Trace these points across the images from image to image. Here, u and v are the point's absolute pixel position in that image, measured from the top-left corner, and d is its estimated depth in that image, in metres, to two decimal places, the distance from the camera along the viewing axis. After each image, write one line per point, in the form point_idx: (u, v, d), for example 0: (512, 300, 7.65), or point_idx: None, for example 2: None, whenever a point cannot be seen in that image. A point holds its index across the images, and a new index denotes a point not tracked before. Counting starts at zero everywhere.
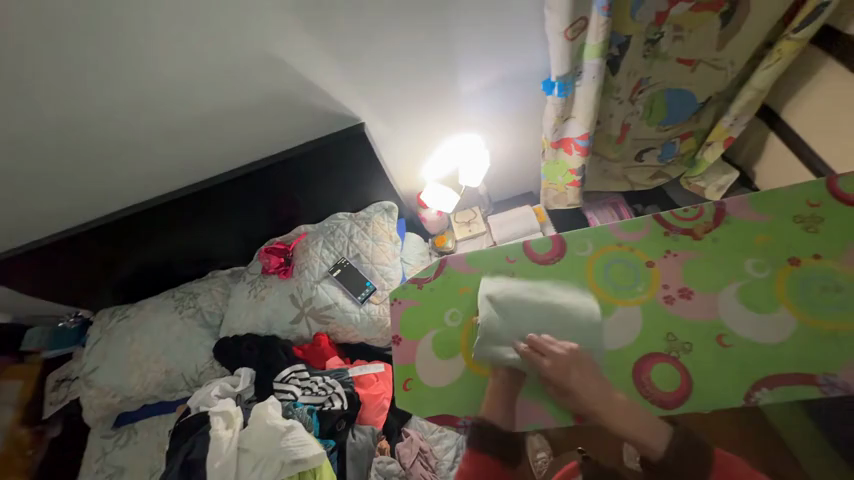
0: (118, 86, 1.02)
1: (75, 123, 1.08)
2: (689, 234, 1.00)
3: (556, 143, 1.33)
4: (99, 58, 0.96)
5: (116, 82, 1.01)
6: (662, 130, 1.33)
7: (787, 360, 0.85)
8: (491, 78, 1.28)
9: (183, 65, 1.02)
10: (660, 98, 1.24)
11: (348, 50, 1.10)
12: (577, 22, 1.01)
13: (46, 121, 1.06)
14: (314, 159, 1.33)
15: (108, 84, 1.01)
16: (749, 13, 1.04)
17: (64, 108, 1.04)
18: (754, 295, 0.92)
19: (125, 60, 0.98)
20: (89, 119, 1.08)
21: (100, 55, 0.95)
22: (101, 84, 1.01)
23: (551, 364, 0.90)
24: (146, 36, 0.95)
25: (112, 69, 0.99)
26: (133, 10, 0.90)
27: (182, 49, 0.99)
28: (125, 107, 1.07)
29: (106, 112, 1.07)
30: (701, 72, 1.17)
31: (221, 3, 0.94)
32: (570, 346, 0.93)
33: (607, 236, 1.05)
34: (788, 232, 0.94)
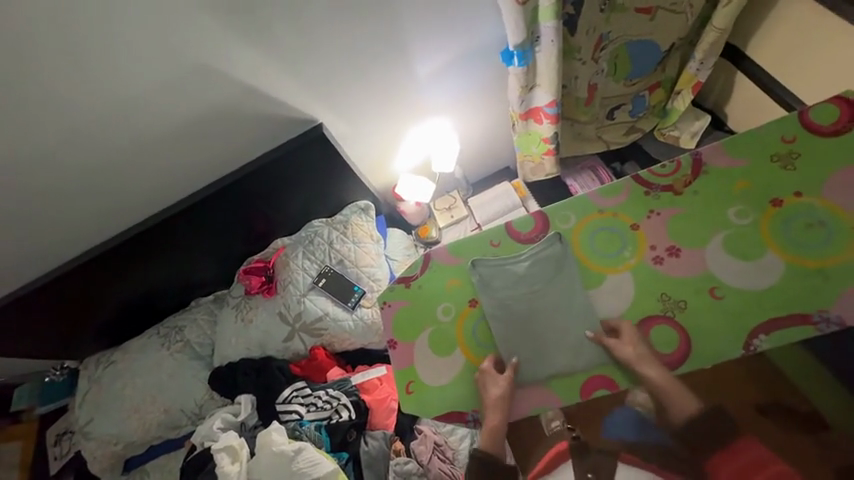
0: (49, 123, 0.93)
1: (8, 172, 0.99)
2: (669, 190, 0.98)
3: (524, 115, 1.27)
4: (15, 100, 0.87)
5: (40, 123, 0.93)
6: (630, 84, 1.28)
7: (780, 303, 0.86)
8: (449, 56, 1.21)
9: (107, 94, 0.92)
10: (624, 52, 1.19)
11: (291, 49, 1.02)
12: None
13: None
14: (277, 169, 1.25)
15: (32, 127, 0.93)
16: None
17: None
18: (741, 242, 0.91)
19: (44, 99, 0.89)
20: (23, 164, 0.98)
21: (15, 97, 0.87)
22: (30, 124, 0.92)
23: (627, 352, 0.90)
24: (68, 65, 0.86)
25: (37, 109, 0.90)
26: (47, 37, 0.81)
27: (103, 76, 0.90)
28: (58, 148, 0.98)
29: (38, 155, 0.98)
30: (661, 19, 1.13)
31: (137, 18, 0.85)
32: (636, 340, 0.91)
33: (587, 204, 1.02)
34: (766, 174, 0.93)
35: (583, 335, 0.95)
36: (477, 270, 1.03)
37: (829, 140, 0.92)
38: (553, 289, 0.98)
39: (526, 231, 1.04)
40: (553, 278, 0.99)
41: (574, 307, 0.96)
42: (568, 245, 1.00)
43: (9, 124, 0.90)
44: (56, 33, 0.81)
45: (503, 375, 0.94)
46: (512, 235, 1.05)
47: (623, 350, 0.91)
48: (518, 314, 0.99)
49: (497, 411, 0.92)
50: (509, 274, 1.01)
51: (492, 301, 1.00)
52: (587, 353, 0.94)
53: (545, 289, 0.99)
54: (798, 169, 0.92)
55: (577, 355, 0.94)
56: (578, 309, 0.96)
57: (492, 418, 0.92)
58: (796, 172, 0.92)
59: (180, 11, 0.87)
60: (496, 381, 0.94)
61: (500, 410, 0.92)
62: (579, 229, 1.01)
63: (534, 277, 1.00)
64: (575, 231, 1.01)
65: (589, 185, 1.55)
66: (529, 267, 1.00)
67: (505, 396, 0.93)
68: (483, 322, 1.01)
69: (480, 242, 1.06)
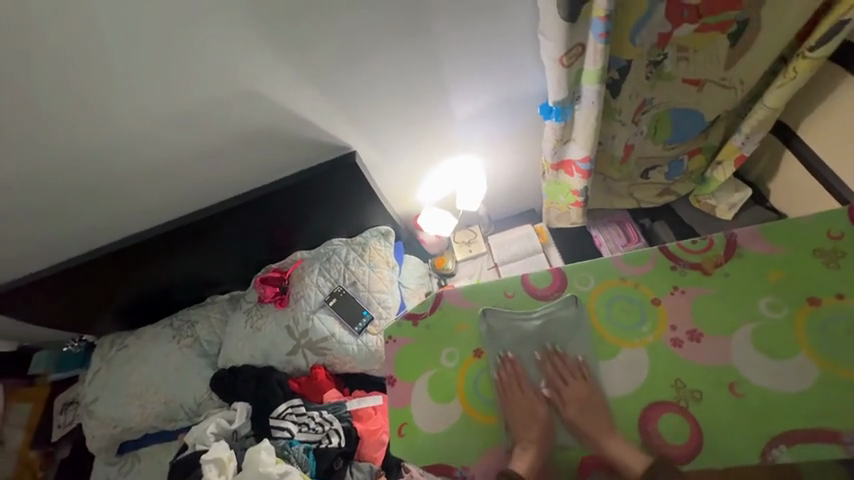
0: (105, 125, 0.99)
1: (63, 165, 1.06)
2: (697, 269, 0.94)
3: (556, 165, 1.27)
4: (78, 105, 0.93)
5: (95, 127, 0.99)
6: (669, 148, 1.25)
7: (806, 412, 0.80)
8: (487, 101, 1.22)
9: (160, 108, 0.98)
10: (666, 117, 1.17)
11: (336, 81, 1.06)
12: (574, 49, 0.94)
13: (35, 162, 1.04)
14: (307, 187, 1.29)
15: (89, 130, 0.99)
16: (757, 35, 0.99)
17: (52, 149, 1.02)
18: (770, 338, 0.86)
19: (103, 107, 0.95)
20: (77, 160, 1.05)
21: (79, 102, 0.93)
22: (88, 125, 0.98)
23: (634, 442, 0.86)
24: (127, 77, 0.91)
25: (96, 115, 0.97)
26: (116, 52, 0.87)
27: (158, 90, 0.95)
28: (108, 149, 1.05)
29: (91, 154, 1.05)
30: (708, 91, 1.10)
31: (197, 43, 0.90)
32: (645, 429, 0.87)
33: (609, 269, 0.99)
34: (805, 268, 0.88)
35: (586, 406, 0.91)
36: (486, 320, 1.02)
37: None
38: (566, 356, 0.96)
39: (543, 287, 1.02)
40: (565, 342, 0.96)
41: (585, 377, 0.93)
42: (585, 309, 0.98)
43: (70, 123, 0.97)
44: (124, 50, 0.87)
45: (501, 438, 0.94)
46: (527, 288, 1.03)
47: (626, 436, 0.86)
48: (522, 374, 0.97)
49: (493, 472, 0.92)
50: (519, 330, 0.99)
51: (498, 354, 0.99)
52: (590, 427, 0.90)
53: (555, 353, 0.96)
54: (842, 268, 0.87)
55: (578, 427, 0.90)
56: (584, 379, 0.93)
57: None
58: (839, 272, 0.87)
59: (238, 40, 0.92)
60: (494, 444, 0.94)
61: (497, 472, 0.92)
62: (597, 294, 0.98)
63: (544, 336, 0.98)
64: (592, 296, 0.98)
65: (614, 239, 1.51)
66: None
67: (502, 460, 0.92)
68: (485, 373, 0.99)
69: (494, 291, 1.04)
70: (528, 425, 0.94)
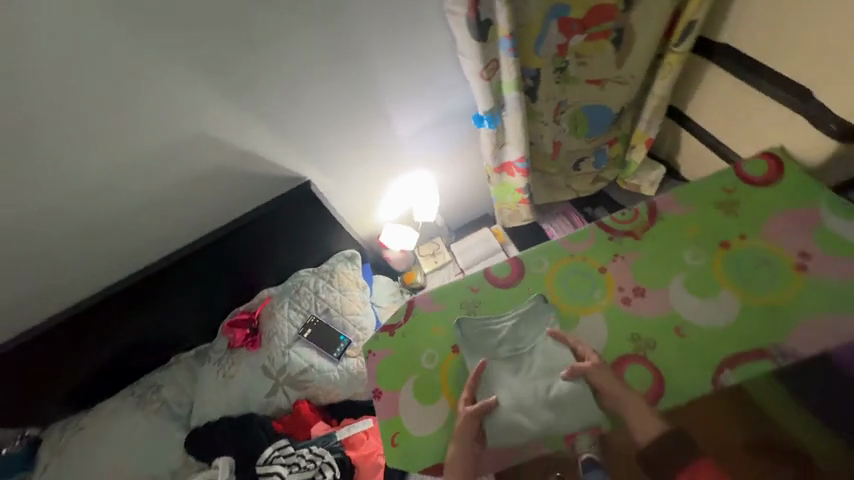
0: (53, 183, 1.00)
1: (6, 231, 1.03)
2: (631, 235, 1.07)
3: (498, 168, 1.40)
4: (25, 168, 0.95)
5: (43, 187, 1.00)
6: (590, 141, 1.42)
7: (738, 338, 0.92)
8: (425, 119, 1.34)
9: (110, 160, 1.01)
10: (581, 114, 1.33)
11: (282, 116, 1.13)
12: (491, 63, 1.07)
13: None
14: (267, 223, 1.31)
15: (36, 192, 1.00)
16: (634, 39, 1.17)
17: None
18: (698, 282, 0.98)
19: (48, 166, 0.97)
20: (21, 223, 1.04)
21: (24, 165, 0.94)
22: (35, 189, 0.99)
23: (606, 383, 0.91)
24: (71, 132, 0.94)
25: (42, 176, 0.98)
26: (63, 110, 0.90)
27: (105, 144, 0.98)
28: (58, 208, 1.05)
29: (39, 216, 1.04)
30: (609, 88, 1.28)
31: (141, 96, 0.95)
32: (601, 373, 0.92)
33: (558, 250, 1.10)
34: (711, 218, 1.04)
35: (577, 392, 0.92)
36: (461, 329, 1.03)
37: (761, 189, 1.04)
38: (542, 357, 0.98)
39: (503, 276, 1.10)
40: (537, 338, 1.00)
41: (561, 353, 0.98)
42: (544, 288, 1.06)
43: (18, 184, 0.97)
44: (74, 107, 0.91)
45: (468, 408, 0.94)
46: (490, 281, 1.10)
47: (597, 375, 0.92)
48: (500, 378, 0.97)
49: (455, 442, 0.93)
50: (493, 334, 1.03)
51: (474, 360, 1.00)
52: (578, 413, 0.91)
53: (535, 359, 0.98)
54: (737, 214, 1.03)
55: (568, 415, 0.91)
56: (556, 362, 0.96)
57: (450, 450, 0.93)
58: (737, 217, 1.03)
59: (181, 88, 0.97)
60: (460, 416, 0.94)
61: (460, 442, 0.92)
62: (553, 273, 1.07)
63: (521, 337, 1.02)
64: (549, 276, 1.07)
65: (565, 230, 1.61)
66: (513, 327, 1.02)
67: (468, 431, 0.92)
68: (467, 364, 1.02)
69: (460, 287, 1.11)
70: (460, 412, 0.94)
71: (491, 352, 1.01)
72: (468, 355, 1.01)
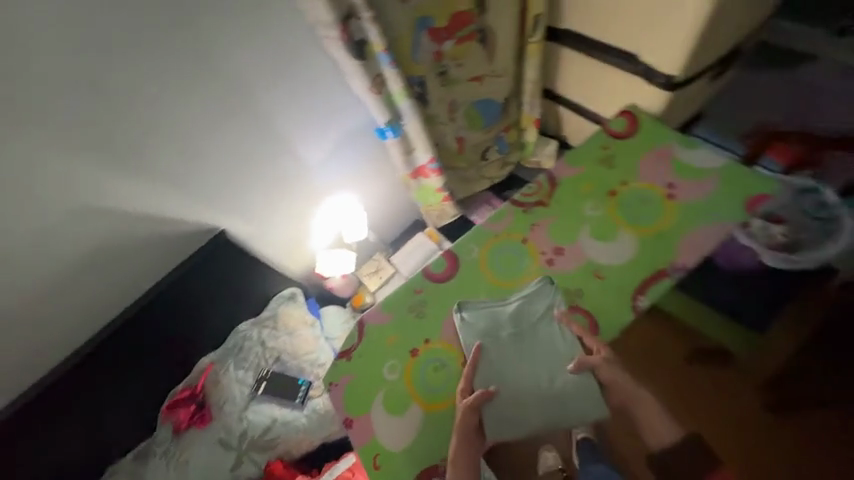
0: None
1: None
2: (541, 204, 1.19)
3: (413, 174, 1.46)
4: None
5: None
6: (488, 131, 1.54)
7: (641, 266, 1.06)
8: (332, 143, 1.35)
9: None
10: (473, 108, 1.45)
11: (177, 170, 1.09)
12: (377, 78, 1.12)
13: None
14: (189, 283, 1.24)
15: None
16: (495, 36, 1.30)
17: None
18: (602, 229, 1.12)
19: None
20: None
21: None
22: None
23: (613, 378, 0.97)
24: None
25: None
26: None
27: None
28: None
29: None
30: (488, 83, 1.40)
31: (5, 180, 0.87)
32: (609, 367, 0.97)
33: (483, 233, 1.18)
34: (598, 173, 1.20)
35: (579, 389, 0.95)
36: (463, 313, 1.05)
37: (629, 142, 1.22)
38: (550, 334, 1.01)
39: (442, 270, 1.14)
40: (541, 321, 1.02)
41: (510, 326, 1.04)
42: (479, 270, 1.13)
43: None
44: None
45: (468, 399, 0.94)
46: (431, 279, 1.14)
47: (606, 369, 0.97)
48: (507, 360, 0.99)
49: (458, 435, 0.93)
50: (498, 316, 1.04)
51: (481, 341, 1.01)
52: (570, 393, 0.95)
53: (541, 335, 1.02)
54: (616, 165, 1.20)
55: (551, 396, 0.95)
56: (562, 356, 0.99)
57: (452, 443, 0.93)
58: (616, 168, 1.20)
59: (52, 163, 0.91)
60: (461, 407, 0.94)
61: (462, 435, 0.92)
62: (484, 255, 1.15)
63: (523, 317, 1.03)
64: (481, 258, 1.14)
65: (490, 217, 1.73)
66: (517, 307, 1.04)
67: (468, 422, 0.93)
68: (430, 364, 1.03)
69: (405, 293, 1.13)
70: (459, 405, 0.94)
71: (497, 336, 1.02)
72: (472, 339, 1.02)
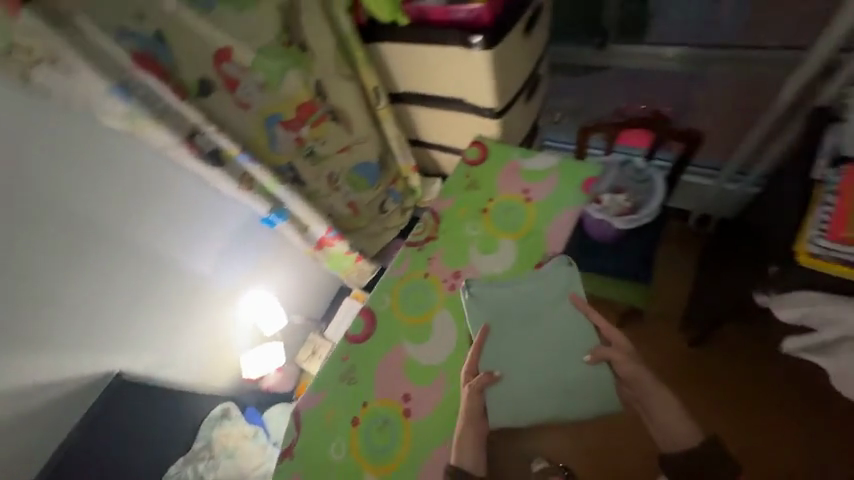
0: None
1: None
2: (431, 238, 1.31)
3: (317, 247, 1.52)
4: None
5: None
6: (375, 188, 1.66)
7: (525, 263, 1.19)
8: (220, 243, 1.36)
9: None
10: (353, 173, 1.57)
11: (48, 329, 1.07)
12: (244, 176, 1.18)
13: None
14: (98, 434, 1.19)
15: None
16: (347, 111, 1.43)
17: None
18: (486, 243, 1.25)
19: None
20: None
21: None
22: None
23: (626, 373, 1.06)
24: None
25: None
26: None
27: None
28: None
29: None
30: (358, 149, 1.53)
31: None
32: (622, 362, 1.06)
33: (389, 282, 1.24)
34: (469, 198, 1.36)
35: (587, 379, 1.04)
36: (470, 291, 1.12)
37: (484, 164, 1.42)
38: (560, 310, 1.09)
39: (361, 331, 1.16)
40: (551, 300, 1.10)
41: (434, 359, 1.11)
42: (395, 317, 1.18)
43: None
44: None
45: (475, 378, 1.03)
46: (354, 342, 1.15)
47: (621, 363, 1.05)
48: (513, 329, 1.08)
49: (466, 421, 1.00)
50: (504, 291, 1.11)
51: (488, 317, 1.09)
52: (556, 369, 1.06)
53: (550, 310, 1.09)
54: (481, 187, 1.37)
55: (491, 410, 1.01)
56: (580, 347, 1.06)
57: (460, 427, 1.00)
58: (481, 189, 1.37)
59: None
60: (471, 387, 1.03)
61: (469, 421, 1.00)
62: (395, 301, 1.21)
63: (531, 295, 1.11)
64: (393, 305, 1.20)
65: None
66: (523, 282, 1.12)
67: (472, 406, 1.01)
68: (374, 425, 1.04)
69: (333, 366, 1.12)
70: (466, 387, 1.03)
71: (506, 308, 1.10)
72: (478, 314, 1.09)
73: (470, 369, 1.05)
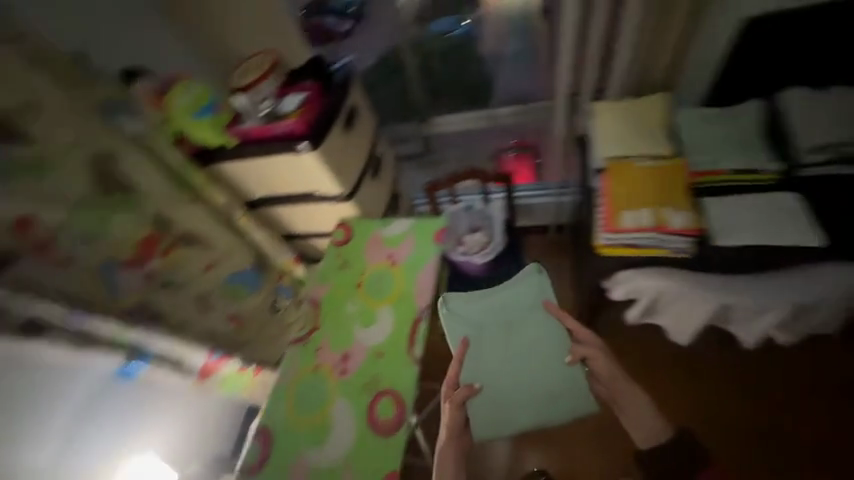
0: None
1: None
2: (314, 328, 1.33)
3: (202, 378, 1.32)
4: None
5: None
6: (258, 293, 1.62)
7: (404, 324, 1.25)
8: (61, 422, 1.06)
9: None
10: (228, 286, 1.52)
11: None
12: (80, 336, 1.05)
13: None
14: None
15: None
16: (201, 232, 1.42)
17: None
18: (366, 316, 1.30)
19: None
20: None
21: None
22: None
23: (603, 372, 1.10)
24: None
25: None
26: None
27: None
28: None
29: None
30: (225, 262, 1.50)
31: None
32: (596, 361, 1.11)
33: (280, 389, 1.21)
34: (344, 278, 1.43)
35: (565, 377, 1.14)
36: (446, 305, 1.25)
37: (351, 243, 1.51)
38: (533, 316, 1.21)
39: (256, 460, 1.11)
40: (524, 308, 1.23)
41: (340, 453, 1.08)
42: (291, 425, 1.14)
43: None
44: None
45: (457, 386, 1.07)
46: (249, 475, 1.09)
47: (594, 362, 1.11)
48: (488, 335, 1.19)
49: (451, 434, 1.00)
50: (477, 305, 1.24)
51: (465, 329, 1.21)
52: (532, 374, 1.15)
53: (519, 316, 1.22)
54: (352, 264, 1.46)
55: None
56: (560, 350, 1.16)
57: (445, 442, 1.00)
58: (352, 267, 1.45)
59: None
60: (457, 395, 1.05)
61: (454, 433, 1.00)
62: (290, 407, 1.17)
63: (504, 306, 1.24)
64: (288, 412, 1.16)
65: None
66: (489, 294, 1.26)
67: (453, 416, 1.02)
68: None
69: None
70: (450, 396, 1.06)
71: (480, 316, 1.23)
72: (457, 326, 1.21)
73: (452, 379, 1.08)
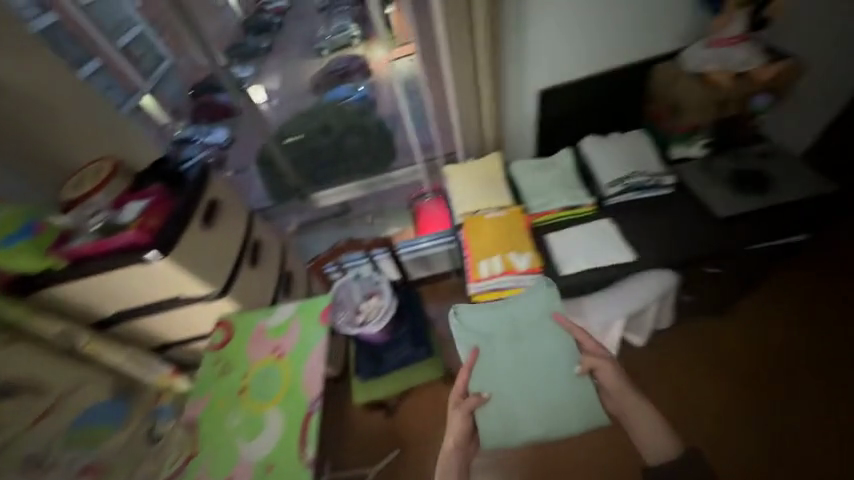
0: None
1: None
2: (191, 457, 1.16)
3: None
4: None
5: None
6: (125, 427, 1.34)
7: (291, 423, 1.15)
8: None
9: None
10: (78, 431, 1.25)
11: None
12: None
13: None
14: None
15: None
16: (30, 376, 1.22)
17: None
18: (251, 426, 1.18)
19: None
20: None
21: None
22: None
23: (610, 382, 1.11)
24: None
25: None
26: None
27: None
28: None
29: None
30: (69, 403, 1.27)
31: None
32: (604, 370, 1.12)
33: None
34: (224, 387, 1.28)
35: (572, 387, 1.13)
36: (458, 315, 1.32)
37: (229, 345, 1.38)
38: (542, 322, 1.24)
39: None
40: (533, 312, 1.27)
41: None
42: None
43: None
44: None
45: (466, 399, 1.16)
46: None
47: (602, 372, 1.12)
48: (498, 340, 1.25)
49: (454, 449, 1.11)
50: (493, 314, 1.31)
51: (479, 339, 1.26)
52: (544, 387, 1.15)
53: (533, 321, 1.25)
54: (232, 368, 1.32)
55: None
56: (569, 363, 1.16)
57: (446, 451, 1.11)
58: (233, 371, 1.32)
59: None
60: (463, 407, 1.14)
61: (455, 448, 1.11)
62: None
63: (513, 310, 1.29)
64: None
65: None
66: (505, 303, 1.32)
67: (457, 432, 1.12)
68: None
69: None
70: (455, 409, 1.15)
71: (494, 324, 1.28)
72: (469, 332, 1.28)
73: (461, 391, 1.18)
